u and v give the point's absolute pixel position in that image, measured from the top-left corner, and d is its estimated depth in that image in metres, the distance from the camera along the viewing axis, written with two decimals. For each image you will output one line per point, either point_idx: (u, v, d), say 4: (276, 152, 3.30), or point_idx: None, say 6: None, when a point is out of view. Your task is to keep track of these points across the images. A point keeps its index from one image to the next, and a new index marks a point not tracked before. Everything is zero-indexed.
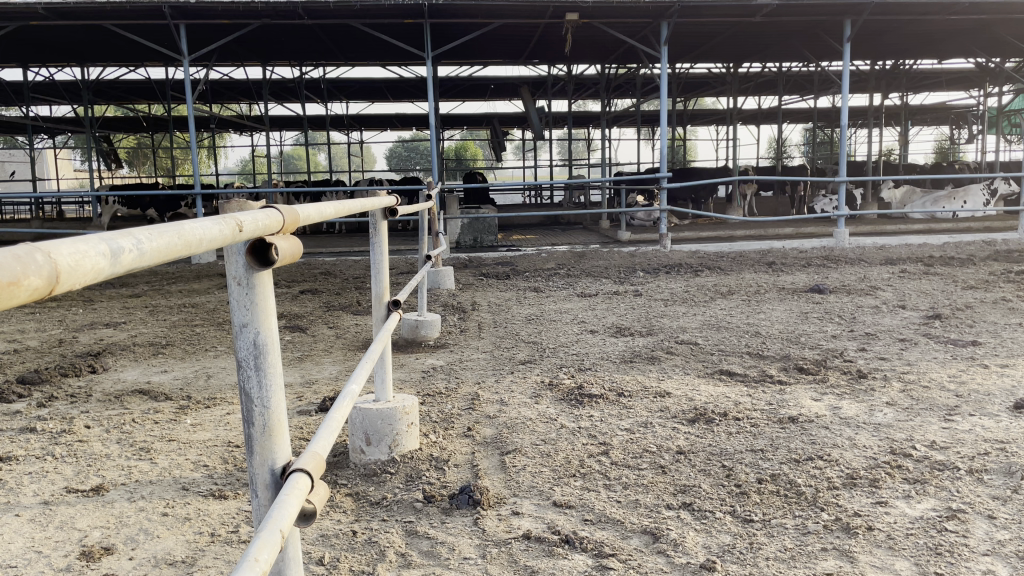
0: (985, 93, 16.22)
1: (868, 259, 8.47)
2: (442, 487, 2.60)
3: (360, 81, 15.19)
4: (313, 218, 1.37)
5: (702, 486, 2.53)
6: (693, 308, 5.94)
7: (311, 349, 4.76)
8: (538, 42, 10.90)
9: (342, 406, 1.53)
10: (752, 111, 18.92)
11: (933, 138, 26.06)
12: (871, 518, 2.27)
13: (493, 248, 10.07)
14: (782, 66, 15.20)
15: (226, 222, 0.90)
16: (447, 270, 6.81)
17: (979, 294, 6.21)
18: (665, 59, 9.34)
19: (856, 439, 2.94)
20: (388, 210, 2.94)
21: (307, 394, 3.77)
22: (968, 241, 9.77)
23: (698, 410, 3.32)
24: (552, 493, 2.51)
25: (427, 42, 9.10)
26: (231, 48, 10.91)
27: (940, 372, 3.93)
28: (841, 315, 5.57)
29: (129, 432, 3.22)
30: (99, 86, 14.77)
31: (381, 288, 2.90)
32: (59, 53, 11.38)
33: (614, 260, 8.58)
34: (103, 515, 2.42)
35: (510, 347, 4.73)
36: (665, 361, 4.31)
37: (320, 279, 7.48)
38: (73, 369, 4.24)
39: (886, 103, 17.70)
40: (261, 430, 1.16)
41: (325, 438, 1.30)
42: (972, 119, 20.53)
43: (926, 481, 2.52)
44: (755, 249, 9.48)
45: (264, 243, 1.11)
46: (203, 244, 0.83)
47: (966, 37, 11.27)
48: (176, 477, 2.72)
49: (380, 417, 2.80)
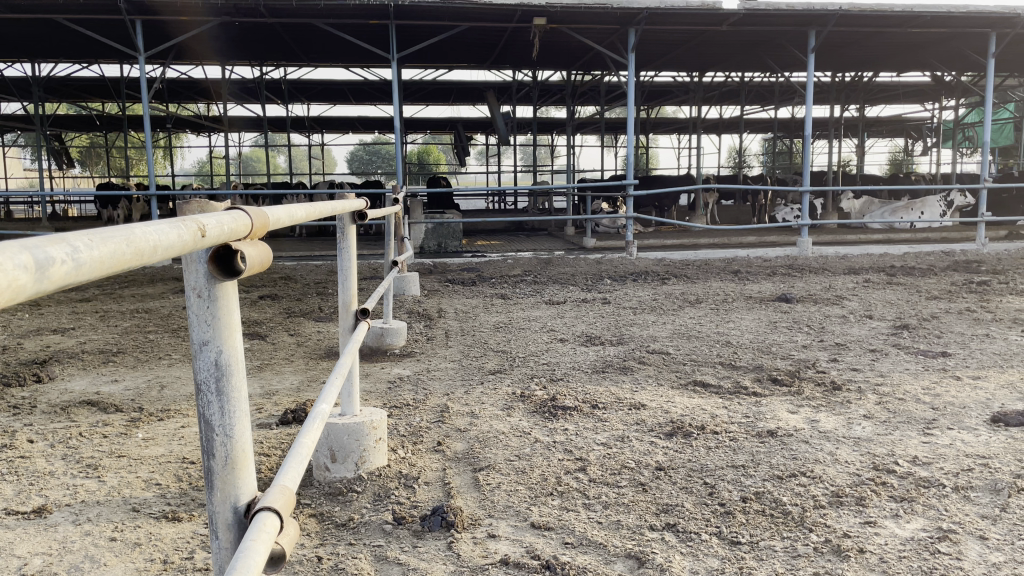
0: (941, 106, 16.58)
1: (832, 268, 8.52)
2: (413, 507, 2.47)
3: (322, 83, 14.93)
4: (283, 223, 1.23)
5: (685, 505, 2.43)
6: (662, 317, 5.86)
7: (270, 358, 4.58)
8: (505, 46, 10.79)
9: (311, 430, 1.39)
10: (714, 121, 19.02)
11: (887, 148, 26.53)
12: (861, 540, 2.19)
13: (457, 253, 9.94)
14: (746, 77, 15.31)
15: (188, 227, 0.77)
16: (413, 276, 6.65)
17: (943, 304, 6.24)
18: (631, 66, 9.28)
19: (838, 454, 2.87)
20: (356, 214, 2.80)
21: (267, 406, 3.60)
22: (927, 251, 9.90)
23: (675, 423, 3.23)
24: (530, 514, 2.39)
25: (393, 44, 8.95)
26: (189, 46, 10.62)
27: (914, 384, 3.89)
28: (810, 324, 5.54)
29: (76, 448, 3.01)
30: (51, 82, 14.32)
31: (348, 296, 2.75)
32: (9, 48, 10.99)
33: (581, 267, 8.51)
34: (44, 541, 2.24)
35: (479, 356, 4.61)
36: (638, 371, 4.22)
37: (280, 284, 7.26)
38: (17, 378, 4.00)
39: (845, 116, 17.89)
40: (222, 462, 1.02)
41: (297, 468, 1.17)
42: (927, 131, 20.90)
43: (913, 499, 2.45)
44: (720, 258, 9.47)
45: (228, 251, 0.97)
46: (155, 257, 0.69)
47: (927, 50, 11.45)
48: (126, 497, 2.54)
49: (347, 433, 2.65)
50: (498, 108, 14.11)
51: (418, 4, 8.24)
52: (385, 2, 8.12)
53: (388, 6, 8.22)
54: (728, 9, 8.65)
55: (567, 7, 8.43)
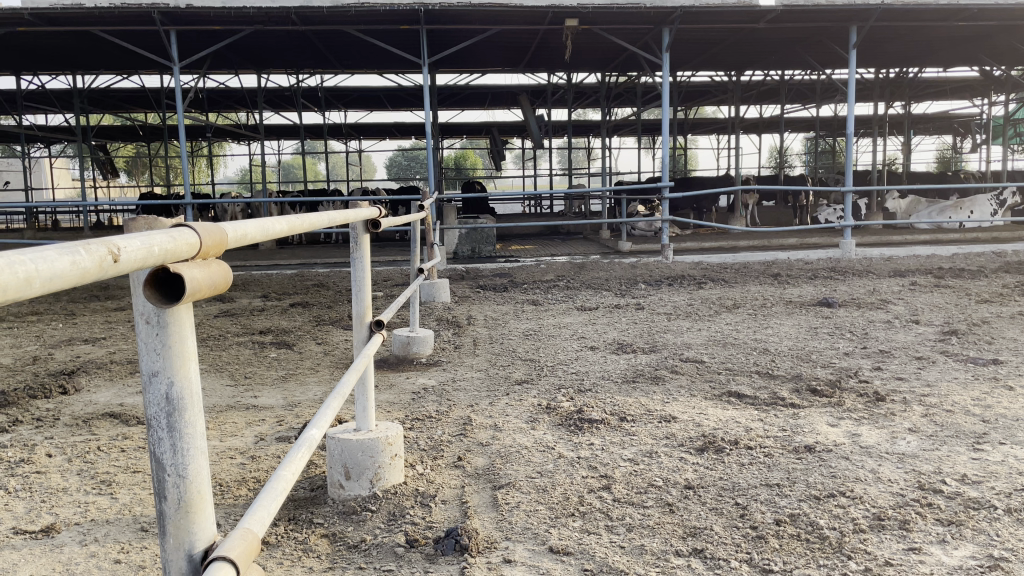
0: (990, 102, 16.07)
1: (877, 271, 8.25)
2: (427, 528, 2.37)
3: (358, 90, 14.98)
4: (252, 238, 1.18)
5: (715, 528, 2.28)
6: (696, 324, 5.68)
7: (295, 367, 4.52)
8: (538, 49, 10.69)
9: (293, 461, 1.34)
10: (754, 120, 18.67)
11: (936, 146, 25.85)
12: (904, 568, 2.03)
13: (491, 258, 9.84)
14: (785, 75, 15.01)
15: (93, 251, 0.71)
16: (443, 283, 6.56)
17: (993, 308, 5.96)
18: (666, 67, 9.07)
19: (880, 472, 2.69)
20: (370, 222, 2.73)
21: (288, 418, 3.53)
22: (977, 252, 9.54)
23: (707, 437, 3.08)
24: (549, 536, 2.27)
25: (423, 49, 8.90)
26: (224, 54, 10.69)
27: (963, 395, 3.68)
28: (853, 330, 5.32)
29: (92, 462, 2.97)
30: (94, 94, 14.60)
31: (362, 307, 2.67)
32: (50, 60, 11.18)
33: (615, 272, 8.37)
34: (48, 562, 2.18)
35: (507, 365, 4.50)
36: (670, 381, 4.07)
37: (312, 292, 7.25)
38: (43, 391, 3.99)
39: (890, 112, 17.41)
40: (175, 506, 1.02)
41: (266, 508, 1.13)
42: (976, 128, 20.27)
43: (962, 523, 2.27)
44: (760, 260, 9.24)
45: (169, 272, 0.89)
46: (35, 288, 0.62)
47: (974, 44, 11.07)
48: (137, 515, 2.48)
49: (361, 449, 2.57)
50: (533, 112, 13.98)
51: (448, 9, 8.18)
52: (415, 8, 8.07)
53: (418, 11, 8.18)
54: (765, 6, 8.43)
55: (599, 8, 8.28)
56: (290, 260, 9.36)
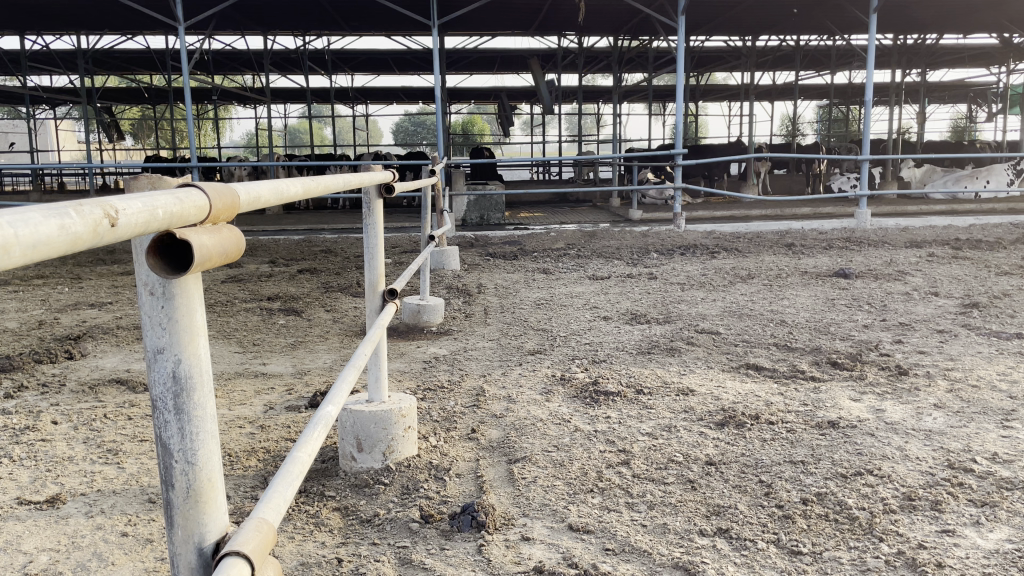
0: (1010, 70, 15.69)
1: (892, 241, 8.12)
2: (441, 503, 2.30)
3: (366, 53, 14.72)
4: (266, 201, 1.08)
5: (739, 507, 2.21)
6: (712, 294, 5.59)
7: (304, 335, 4.44)
8: (550, 11, 10.44)
9: (309, 442, 1.26)
10: (767, 87, 18.32)
11: (950, 115, 25.46)
12: (939, 552, 1.95)
13: (500, 225, 9.73)
14: (801, 41, 14.68)
15: (86, 216, 0.62)
16: (452, 250, 6.47)
17: (1015, 280, 5.83)
18: (682, 30, 8.81)
19: (907, 450, 2.61)
20: (383, 186, 2.61)
21: (298, 387, 3.46)
22: (994, 223, 9.37)
23: (727, 411, 3.00)
24: (568, 513, 2.20)
25: (434, 9, 8.68)
26: (230, 15, 10.46)
27: (988, 369, 3.60)
28: (871, 302, 5.21)
29: (99, 430, 2.90)
30: (99, 55, 14.41)
31: (375, 275, 2.57)
32: (54, 20, 10.98)
33: (626, 240, 8.26)
34: (54, 534, 2.12)
35: (518, 335, 4.42)
36: (686, 353, 3.99)
37: (321, 258, 7.16)
38: (49, 355, 3.93)
39: (906, 81, 17.04)
40: (183, 495, 0.95)
41: (283, 493, 1.06)
42: (992, 96, 19.90)
43: (996, 505, 2.19)
44: (773, 230, 9.09)
45: (174, 240, 0.80)
46: (13, 257, 0.53)
47: (997, 9, 10.78)
48: (144, 486, 2.41)
49: (374, 421, 2.50)
50: (543, 76, 13.72)
51: None
52: None
53: None
54: None
55: None
56: (297, 225, 9.26)
